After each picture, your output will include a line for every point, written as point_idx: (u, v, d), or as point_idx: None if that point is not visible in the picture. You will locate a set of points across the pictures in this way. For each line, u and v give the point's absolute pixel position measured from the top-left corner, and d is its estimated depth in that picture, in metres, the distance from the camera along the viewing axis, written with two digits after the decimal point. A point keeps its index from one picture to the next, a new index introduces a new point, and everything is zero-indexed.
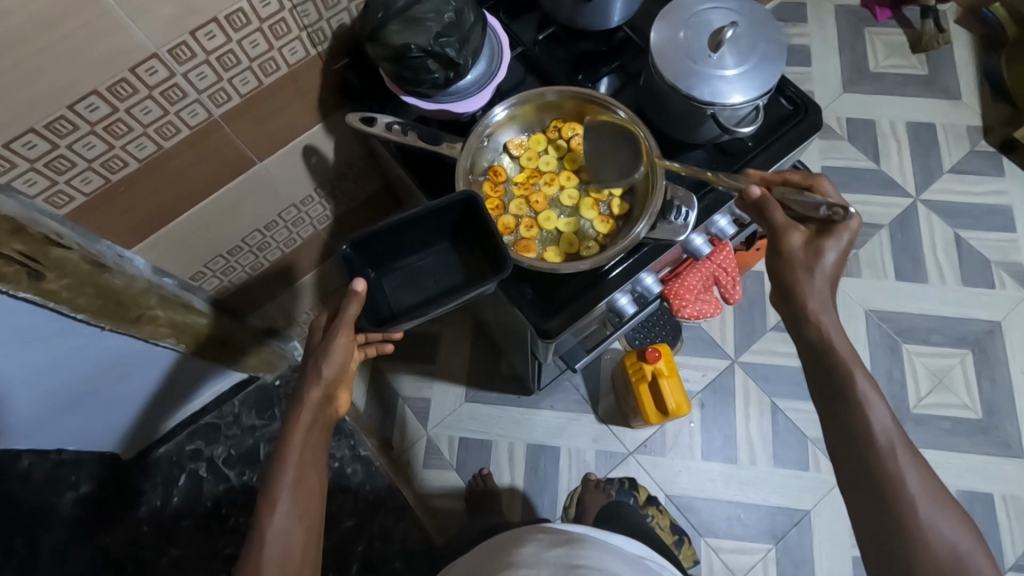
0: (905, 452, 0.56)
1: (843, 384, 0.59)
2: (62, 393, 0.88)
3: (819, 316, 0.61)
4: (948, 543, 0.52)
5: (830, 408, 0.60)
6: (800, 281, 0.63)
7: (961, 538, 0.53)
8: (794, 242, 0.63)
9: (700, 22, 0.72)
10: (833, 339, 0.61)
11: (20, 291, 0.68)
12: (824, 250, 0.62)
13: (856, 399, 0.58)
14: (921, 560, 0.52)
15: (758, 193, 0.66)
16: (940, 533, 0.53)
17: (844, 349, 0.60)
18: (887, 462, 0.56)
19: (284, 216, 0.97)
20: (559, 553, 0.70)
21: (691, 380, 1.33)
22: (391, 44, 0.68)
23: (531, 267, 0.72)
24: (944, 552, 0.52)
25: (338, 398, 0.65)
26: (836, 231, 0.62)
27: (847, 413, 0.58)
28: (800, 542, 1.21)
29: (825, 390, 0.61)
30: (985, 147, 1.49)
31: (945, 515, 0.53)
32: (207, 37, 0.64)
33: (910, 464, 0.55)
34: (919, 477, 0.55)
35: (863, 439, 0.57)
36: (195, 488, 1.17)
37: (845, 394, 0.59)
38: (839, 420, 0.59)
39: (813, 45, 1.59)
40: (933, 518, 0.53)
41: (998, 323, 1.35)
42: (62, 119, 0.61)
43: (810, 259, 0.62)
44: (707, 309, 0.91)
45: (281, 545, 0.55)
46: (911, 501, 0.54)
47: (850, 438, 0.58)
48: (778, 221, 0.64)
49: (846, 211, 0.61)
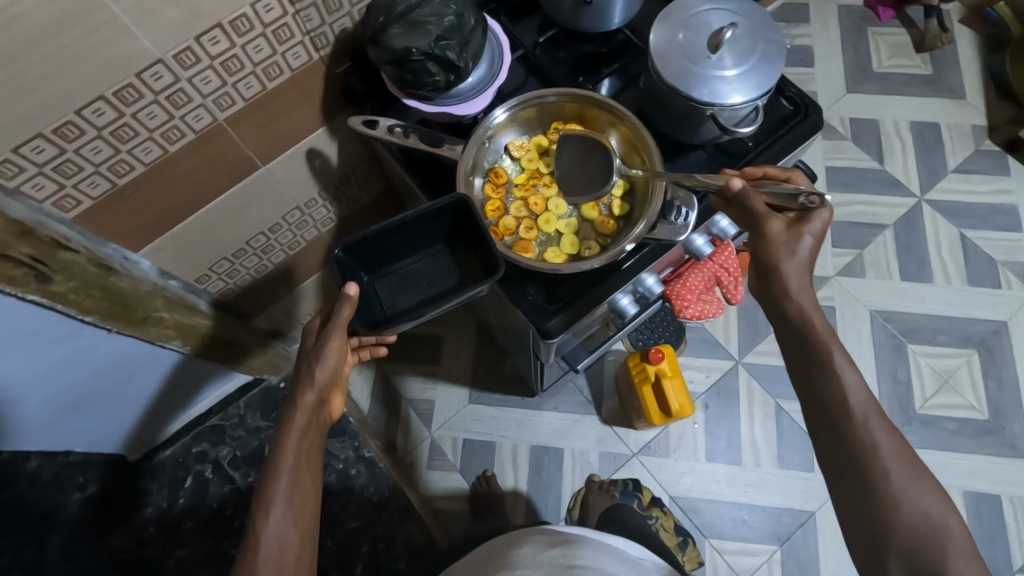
0: (878, 420, 0.56)
1: (818, 357, 0.60)
2: (69, 395, 0.89)
3: (799, 295, 0.63)
4: (921, 511, 0.53)
5: (808, 383, 0.61)
6: (781, 264, 0.64)
7: (935, 505, 0.53)
8: (774, 228, 0.64)
9: (700, 23, 0.73)
10: (811, 317, 0.62)
11: (28, 294, 0.68)
12: (803, 235, 0.64)
13: (829, 369, 0.59)
14: (894, 527, 0.53)
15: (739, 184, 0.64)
16: (913, 500, 0.53)
17: (823, 326, 0.61)
18: (861, 431, 0.56)
19: (288, 219, 0.98)
20: (557, 553, 0.70)
21: (694, 382, 1.33)
22: (392, 48, 0.69)
23: (531, 268, 0.72)
24: (917, 519, 0.53)
25: (331, 402, 0.66)
26: (813, 217, 0.64)
27: (822, 384, 0.59)
28: (805, 544, 1.21)
29: (802, 366, 0.62)
30: (990, 146, 1.48)
31: (920, 482, 0.54)
32: (212, 42, 0.65)
33: (884, 433, 0.56)
34: (893, 445, 0.55)
35: (837, 408, 0.58)
36: (200, 489, 1.19)
37: (820, 365, 0.60)
38: (814, 391, 0.60)
39: (817, 45, 1.58)
40: (907, 486, 0.54)
41: (1004, 323, 1.34)
42: (69, 124, 0.61)
43: (790, 243, 0.64)
44: (709, 310, 0.91)
45: (277, 546, 0.56)
46: (885, 469, 0.55)
47: (825, 408, 0.59)
48: (758, 209, 0.64)
49: (823, 197, 0.61)
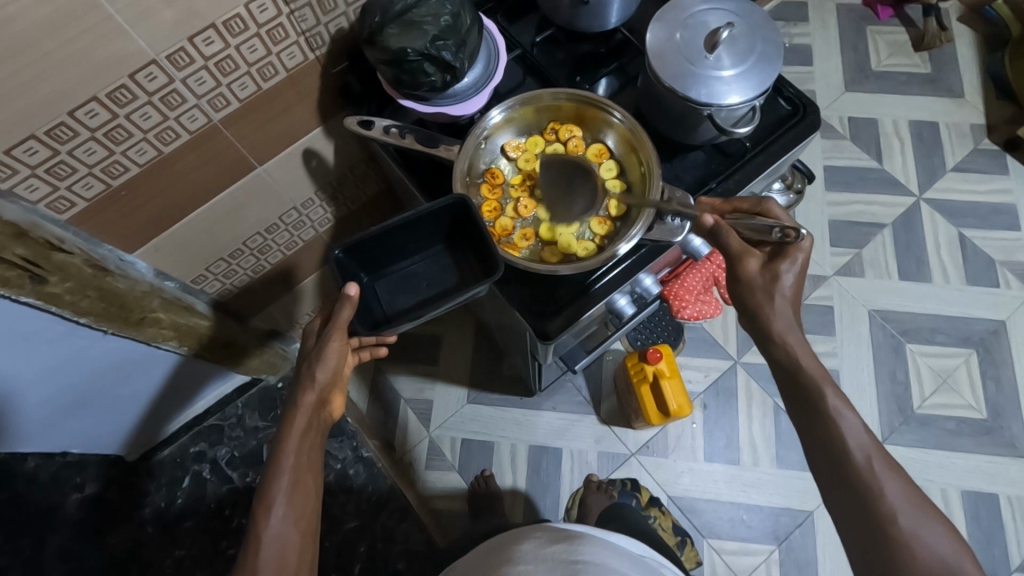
0: (883, 464, 0.57)
1: (817, 404, 0.61)
2: (67, 397, 0.89)
3: (785, 337, 0.64)
4: (934, 551, 0.54)
5: (809, 428, 0.61)
6: (762, 306, 0.65)
7: (946, 544, 0.54)
8: (751, 267, 0.65)
9: (697, 23, 0.72)
10: (803, 360, 0.63)
11: (22, 295, 0.69)
12: (779, 273, 0.64)
13: (828, 415, 0.60)
14: (911, 572, 0.53)
15: (710, 221, 0.66)
16: (925, 543, 0.54)
17: (815, 369, 0.62)
18: (868, 478, 0.57)
19: (284, 219, 0.98)
20: (560, 549, 0.70)
21: (693, 381, 1.33)
22: (389, 48, 0.69)
23: (528, 268, 0.72)
24: (933, 564, 0.53)
25: (331, 402, 0.66)
26: (789, 253, 0.64)
27: (825, 431, 0.60)
28: (803, 544, 1.21)
29: (804, 413, 0.62)
30: (989, 145, 1.48)
31: (929, 522, 0.55)
32: (205, 43, 0.64)
33: (890, 477, 0.57)
34: (902, 489, 0.56)
35: (841, 455, 0.59)
36: (199, 488, 1.18)
37: (819, 411, 0.61)
38: (818, 439, 0.61)
39: (816, 44, 1.58)
40: (918, 528, 0.54)
41: (1003, 322, 1.34)
42: (62, 126, 0.61)
43: (767, 283, 0.64)
44: (707, 310, 0.91)
45: (279, 546, 0.56)
46: (894, 514, 0.55)
47: (830, 455, 0.60)
48: (733, 247, 0.66)
49: (799, 230, 0.61)
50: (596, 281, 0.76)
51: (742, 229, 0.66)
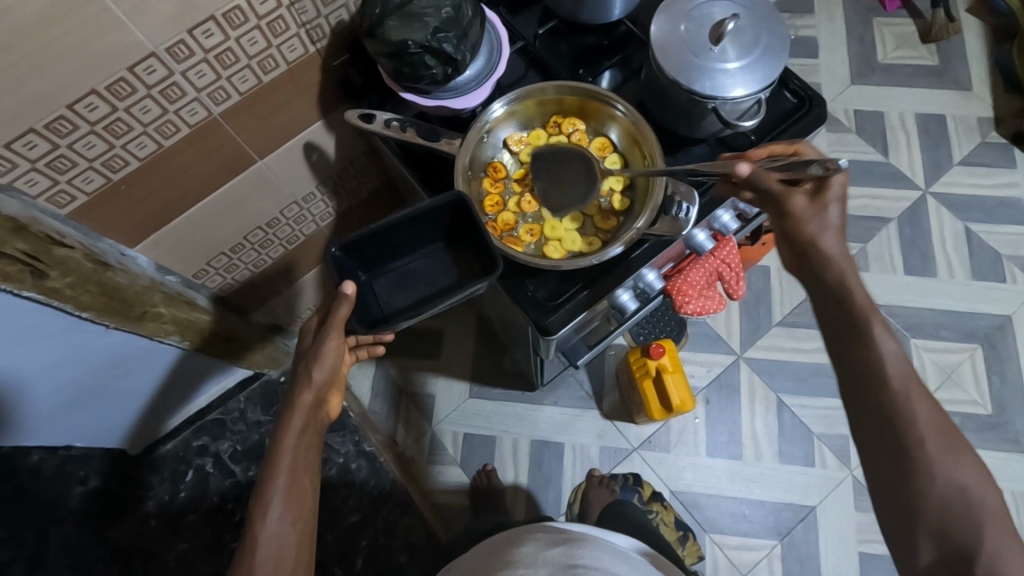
0: (917, 391, 0.55)
1: (857, 327, 0.59)
2: (71, 390, 0.89)
3: (837, 259, 0.62)
4: (957, 482, 0.52)
5: (846, 355, 0.59)
6: (817, 239, 0.63)
7: (972, 479, 0.52)
8: (798, 204, 0.63)
9: (701, 15, 0.71)
10: (849, 283, 0.61)
11: (23, 290, 0.68)
12: (825, 206, 0.63)
13: (868, 338, 0.58)
14: (927, 498, 0.52)
15: (747, 169, 0.63)
16: (950, 475, 0.52)
17: (861, 296, 0.60)
18: (900, 402, 0.55)
19: (286, 213, 0.97)
20: (558, 553, 0.69)
21: (695, 376, 1.32)
22: (389, 40, 0.68)
23: (530, 263, 0.71)
24: (951, 492, 0.52)
25: (329, 402, 0.65)
26: (830, 184, 0.63)
27: (859, 354, 0.58)
28: (806, 539, 1.21)
29: (840, 335, 0.60)
30: (996, 139, 1.46)
31: (956, 452, 0.53)
32: (205, 35, 0.64)
33: (923, 406, 0.54)
34: (932, 417, 0.54)
35: (873, 378, 0.56)
36: (202, 482, 1.19)
37: (857, 333, 0.58)
38: (851, 361, 0.58)
39: (821, 36, 1.56)
40: (943, 459, 0.53)
41: (1008, 318, 1.33)
42: (61, 119, 0.61)
43: (818, 215, 0.63)
44: (710, 306, 0.90)
45: (276, 547, 0.56)
46: (921, 441, 0.53)
47: (861, 378, 0.57)
48: (776, 189, 0.63)
49: (839, 162, 0.56)
50: (636, 249, 0.76)
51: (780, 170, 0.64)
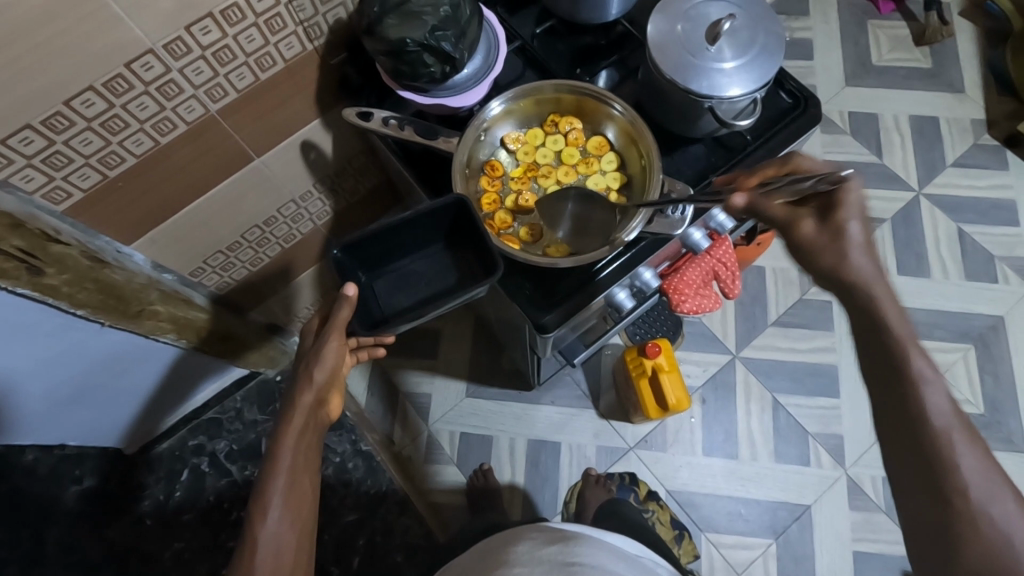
0: (962, 436, 0.52)
1: (900, 367, 0.55)
2: (65, 389, 0.88)
3: (871, 284, 0.58)
4: (1004, 535, 0.49)
5: (887, 395, 0.55)
6: (841, 261, 0.59)
7: (1023, 532, 0.49)
8: (807, 228, 0.61)
9: (698, 15, 0.72)
10: (889, 319, 0.57)
11: (19, 287, 0.67)
12: (843, 224, 0.60)
13: (912, 379, 0.54)
14: (971, 550, 0.49)
15: (742, 201, 0.64)
16: (995, 525, 0.49)
17: (901, 328, 0.56)
18: (944, 447, 0.52)
19: (283, 212, 0.97)
20: (554, 551, 0.69)
21: (691, 376, 1.33)
22: (387, 38, 0.68)
23: (527, 261, 0.72)
24: (1001, 545, 0.48)
25: (329, 403, 0.65)
26: (841, 200, 0.60)
27: (903, 395, 0.54)
28: (801, 538, 1.21)
29: (881, 373, 0.56)
30: (989, 141, 1.48)
31: (1008, 503, 0.50)
32: (203, 33, 0.64)
33: (969, 452, 0.51)
34: (980, 463, 0.51)
35: (917, 421, 0.53)
36: (197, 484, 1.17)
37: (899, 373, 0.55)
38: (891, 401, 0.55)
39: (816, 38, 1.57)
40: (992, 508, 0.49)
41: (1001, 318, 1.34)
42: (58, 115, 0.61)
43: (834, 236, 0.60)
44: (706, 304, 0.91)
45: (274, 546, 0.56)
46: (966, 491, 0.50)
47: (902, 418, 0.54)
48: (779, 217, 0.63)
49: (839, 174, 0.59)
50: (601, 270, 0.76)
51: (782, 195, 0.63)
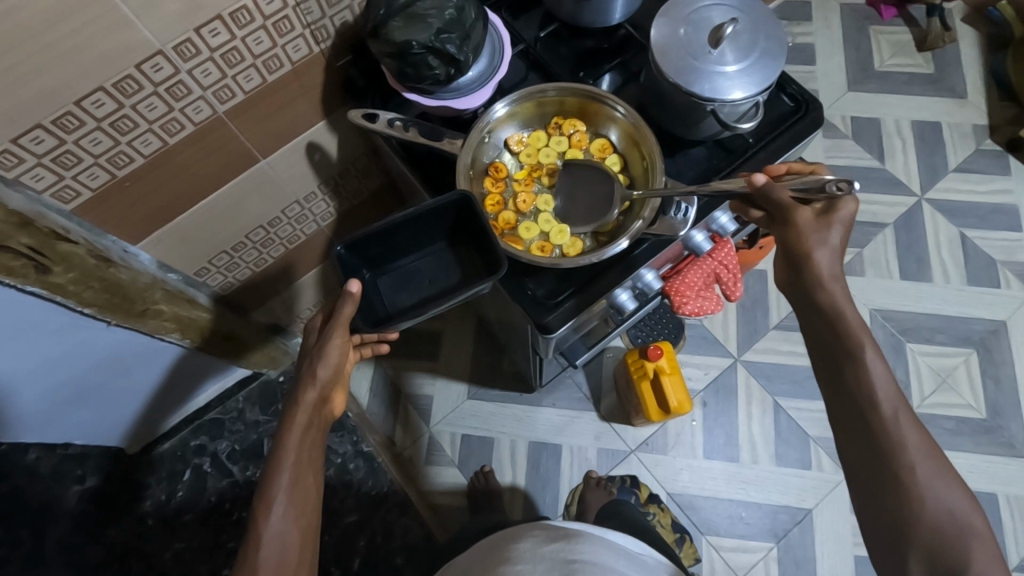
0: (907, 416, 0.56)
1: (849, 353, 0.59)
2: (70, 388, 0.89)
3: (830, 284, 0.61)
4: (944, 504, 0.53)
5: (837, 378, 0.60)
6: (814, 253, 0.62)
7: (959, 503, 0.53)
8: (804, 217, 0.63)
9: (701, 19, 0.73)
10: (844, 308, 0.61)
11: (27, 285, 0.69)
12: (834, 224, 0.62)
13: (860, 364, 0.58)
14: (918, 520, 0.53)
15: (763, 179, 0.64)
16: (936, 496, 0.54)
17: (854, 319, 0.60)
18: (888, 426, 0.56)
19: (287, 212, 0.98)
20: (556, 548, 0.70)
21: (693, 379, 1.33)
22: (393, 40, 0.69)
23: (531, 261, 0.72)
24: (940, 515, 0.53)
25: (332, 400, 0.66)
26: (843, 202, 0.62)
27: (851, 378, 0.59)
28: (801, 542, 1.21)
29: (833, 359, 0.61)
30: (990, 146, 1.48)
31: (944, 477, 0.54)
32: (211, 34, 0.65)
33: (912, 430, 0.56)
34: (920, 441, 0.56)
35: (866, 403, 0.58)
36: (199, 483, 1.19)
37: (849, 359, 0.59)
38: (842, 385, 0.60)
39: (818, 43, 1.58)
40: (931, 481, 0.54)
41: (1003, 323, 1.34)
42: (68, 115, 0.61)
43: (822, 232, 0.62)
44: (708, 306, 0.91)
45: (279, 544, 0.56)
46: (911, 466, 0.55)
47: (854, 403, 0.59)
48: (784, 201, 0.63)
49: (851, 183, 0.58)
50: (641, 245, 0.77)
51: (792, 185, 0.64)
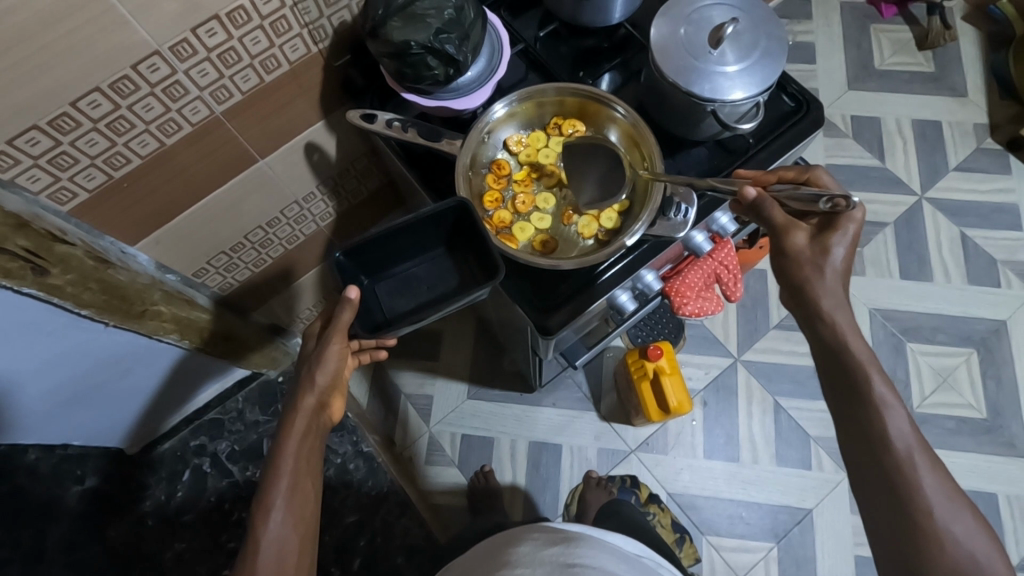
0: (923, 458, 0.57)
1: (862, 393, 0.59)
2: (70, 388, 0.89)
3: (834, 317, 0.61)
4: (965, 548, 0.54)
5: (850, 417, 0.60)
6: (812, 283, 0.62)
7: (979, 545, 0.54)
8: (798, 240, 0.63)
9: (701, 19, 0.72)
10: (851, 343, 0.60)
11: (24, 286, 0.68)
12: (830, 247, 0.62)
13: (874, 406, 0.59)
14: (940, 565, 0.54)
15: (753, 194, 0.63)
16: (957, 540, 0.54)
17: (862, 354, 0.60)
18: (905, 468, 0.57)
19: (286, 213, 0.98)
20: (555, 552, 0.70)
21: (693, 379, 1.33)
22: (391, 40, 0.68)
23: (529, 263, 0.72)
24: (961, 559, 0.54)
25: (331, 405, 0.66)
26: (841, 224, 0.62)
27: (866, 418, 0.59)
28: (802, 541, 1.21)
29: (844, 396, 0.61)
30: (991, 145, 1.48)
31: (964, 519, 0.55)
32: (208, 35, 0.64)
33: (929, 472, 0.56)
34: (939, 483, 0.56)
35: (881, 445, 0.58)
36: (199, 483, 1.19)
37: (862, 397, 0.59)
38: (856, 423, 0.60)
39: (819, 42, 1.58)
40: (952, 525, 0.54)
41: (1004, 322, 1.34)
42: (64, 116, 0.61)
43: (818, 257, 0.62)
44: (708, 307, 0.92)
45: (278, 548, 0.56)
46: (930, 508, 0.55)
47: (869, 442, 0.59)
48: (778, 221, 0.63)
49: (850, 198, 0.58)
50: (601, 274, 0.76)
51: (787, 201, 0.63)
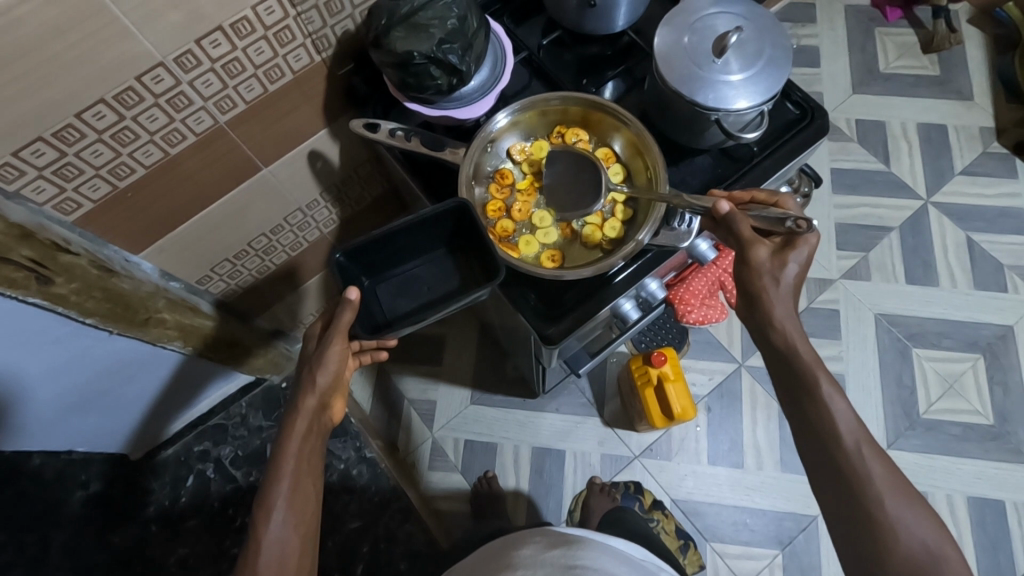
0: (871, 450, 0.58)
1: (809, 390, 0.60)
2: (75, 394, 0.89)
3: (784, 324, 0.63)
4: (916, 535, 0.54)
5: (801, 414, 0.61)
6: (766, 292, 0.64)
7: (930, 533, 0.55)
8: (760, 254, 0.64)
9: (705, 27, 0.72)
10: (799, 347, 0.62)
11: (29, 296, 0.68)
12: (788, 262, 0.64)
13: (820, 401, 0.60)
14: (893, 554, 0.54)
15: (726, 208, 0.65)
16: (909, 529, 0.55)
17: (807, 354, 0.62)
18: (854, 460, 0.57)
19: (290, 220, 0.98)
20: (558, 554, 0.70)
21: (697, 384, 1.32)
22: (395, 51, 0.68)
23: (531, 272, 0.71)
24: (914, 546, 0.54)
25: (332, 407, 0.66)
26: (797, 244, 0.64)
27: (814, 414, 0.60)
28: (807, 548, 1.21)
29: (793, 394, 0.62)
30: (998, 148, 1.47)
31: (912, 506, 0.55)
32: (212, 45, 0.64)
33: (877, 463, 0.57)
34: (887, 473, 0.56)
35: (830, 439, 0.59)
36: (202, 488, 1.19)
37: (809, 393, 0.61)
38: (806, 420, 0.61)
39: (823, 45, 1.57)
40: (903, 514, 0.55)
41: (1010, 328, 1.33)
42: (69, 128, 0.61)
43: (775, 271, 0.64)
44: (711, 314, 0.94)
45: (278, 551, 0.56)
46: (881, 501, 0.56)
47: (819, 437, 0.60)
48: (745, 234, 0.65)
49: (810, 222, 0.62)
50: (608, 281, 0.75)
51: (753, 219, 0.66)
